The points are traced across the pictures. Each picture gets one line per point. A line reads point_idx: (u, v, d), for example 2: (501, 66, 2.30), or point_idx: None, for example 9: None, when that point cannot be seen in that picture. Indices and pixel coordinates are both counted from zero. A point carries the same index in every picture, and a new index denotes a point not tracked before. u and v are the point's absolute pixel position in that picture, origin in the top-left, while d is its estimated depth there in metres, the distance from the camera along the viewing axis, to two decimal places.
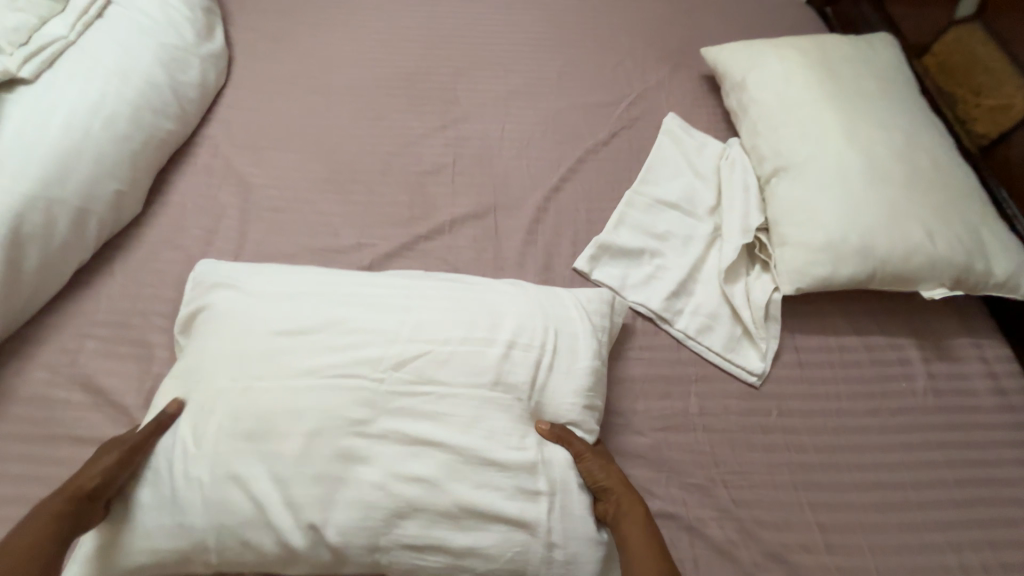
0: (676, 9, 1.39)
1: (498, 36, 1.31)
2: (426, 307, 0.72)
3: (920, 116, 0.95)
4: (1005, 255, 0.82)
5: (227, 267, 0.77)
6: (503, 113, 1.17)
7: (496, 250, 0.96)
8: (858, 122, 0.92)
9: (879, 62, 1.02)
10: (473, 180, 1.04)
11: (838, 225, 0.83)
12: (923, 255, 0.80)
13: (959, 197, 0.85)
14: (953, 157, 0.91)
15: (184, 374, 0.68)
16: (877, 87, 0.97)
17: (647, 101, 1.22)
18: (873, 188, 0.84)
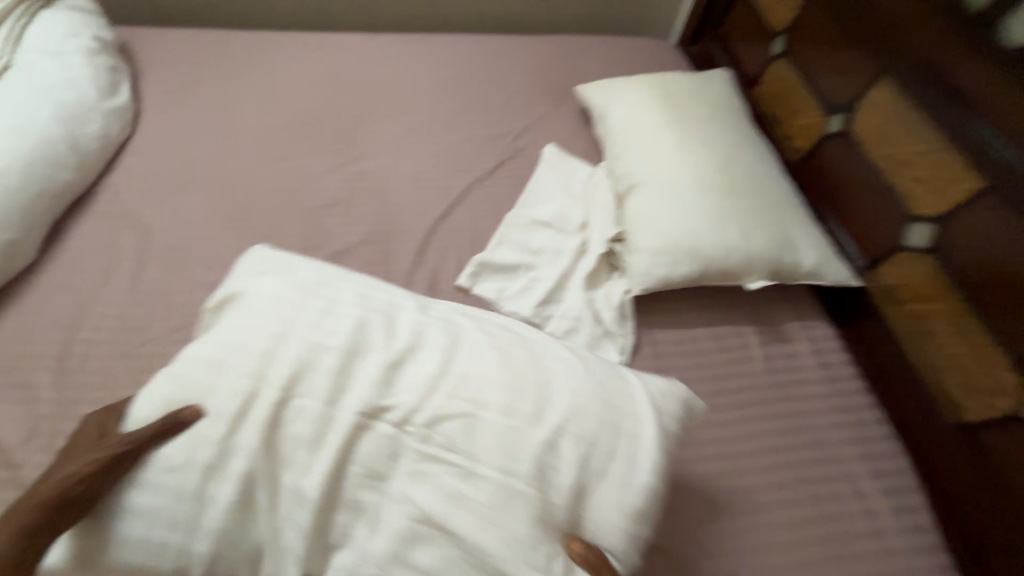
0: (560, 52, 1.57)
1: (399, 79, 1.43)
2: (486, 364, 0.75)
3: (745, 137, 1.12)
4: (813, 249, 0.97)
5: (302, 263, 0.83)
6: (400, 149, 1.28)
7: (384, 274, 1.04)
8: (692, 145, 1.08)
9: (712, 93, 1.20)
10: (367, 212, 1.14)
11: (672, 232, 0.97)
12: (740, 253, 0.94)
13: (771, 202, 1.00)
14: (770, 169, 1.07)
15: (206, 372, 0.69)
16: (710, 115, 1.14)
17: (532, 133, 1.36)
18: (700, 199, 0.99)
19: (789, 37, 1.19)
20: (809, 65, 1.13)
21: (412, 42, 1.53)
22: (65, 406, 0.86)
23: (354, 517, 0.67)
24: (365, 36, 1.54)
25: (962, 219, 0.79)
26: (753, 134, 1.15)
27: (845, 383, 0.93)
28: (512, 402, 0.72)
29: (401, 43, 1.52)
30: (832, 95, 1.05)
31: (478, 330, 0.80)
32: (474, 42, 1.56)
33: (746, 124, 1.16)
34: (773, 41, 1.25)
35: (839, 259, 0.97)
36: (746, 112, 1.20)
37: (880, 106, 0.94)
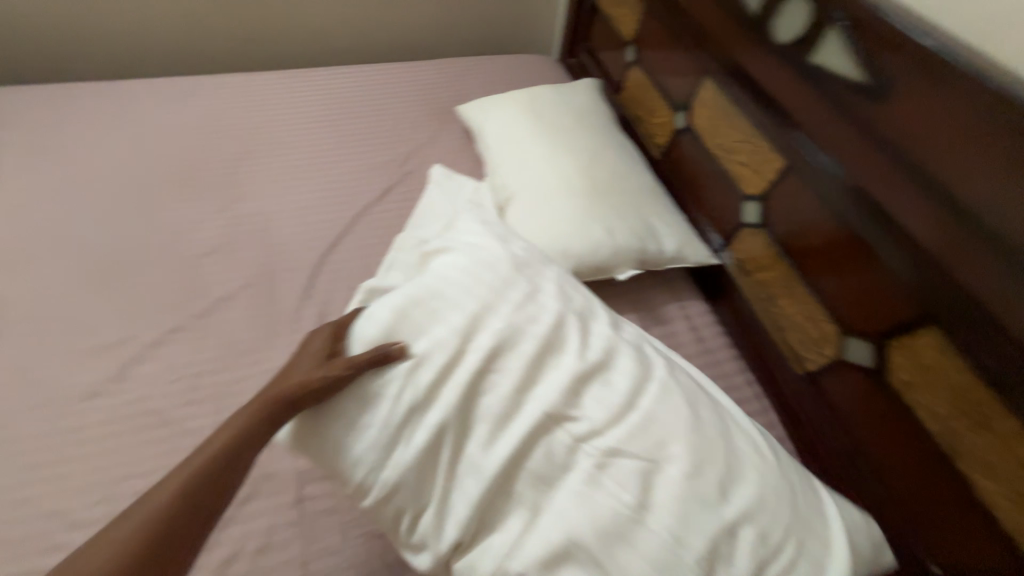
0: (444, 76, 1.64)
1: (281, 118, 1.43)
2: (674, 412, 0.72)
3: (609, 139, 1.21)
4: (674, 235, 1.05)
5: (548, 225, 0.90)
6: (285, 186, 1.27)
7: (270, 314, 1.02)
8: (560, 152, 1.15)
9: (577, 101, 1.29)
10: (251, 254, 1.12)
11: (544, 236, 1.03)
12: (606, 248, 1.01)
13: (632, 197, 1.09)
14: (633, 167, 1.16)
15: (415, 320, 0.75)
16: (576, 122, 1.22)
17: (420, 156, 1.39)
18: (569, 203, 1.06)
19: (638, 46, 1.32)
20: (655, 69, 1.25)
21: (294, 79, 1.54)
22: None
23: (529, 514, 0.67)
24: (243, 77, 1.53)
25: (779, 194, 0.90)
26: (617, 135, 1.24)
27: (718, 353, 1.01)
28: (698, 464, 0.69)
29: (281, 83, 1.52)
30: (676, 97, 1.17)
31: (718, 420, 0.74)
32: (357, 74, 1.59)
33: (610, 127, 1.25)
34: (627, 50, 1.38)
35: (697, 242, 1.07)
36: (611, 116, 1.30)
37: (710, 102, 1.05)
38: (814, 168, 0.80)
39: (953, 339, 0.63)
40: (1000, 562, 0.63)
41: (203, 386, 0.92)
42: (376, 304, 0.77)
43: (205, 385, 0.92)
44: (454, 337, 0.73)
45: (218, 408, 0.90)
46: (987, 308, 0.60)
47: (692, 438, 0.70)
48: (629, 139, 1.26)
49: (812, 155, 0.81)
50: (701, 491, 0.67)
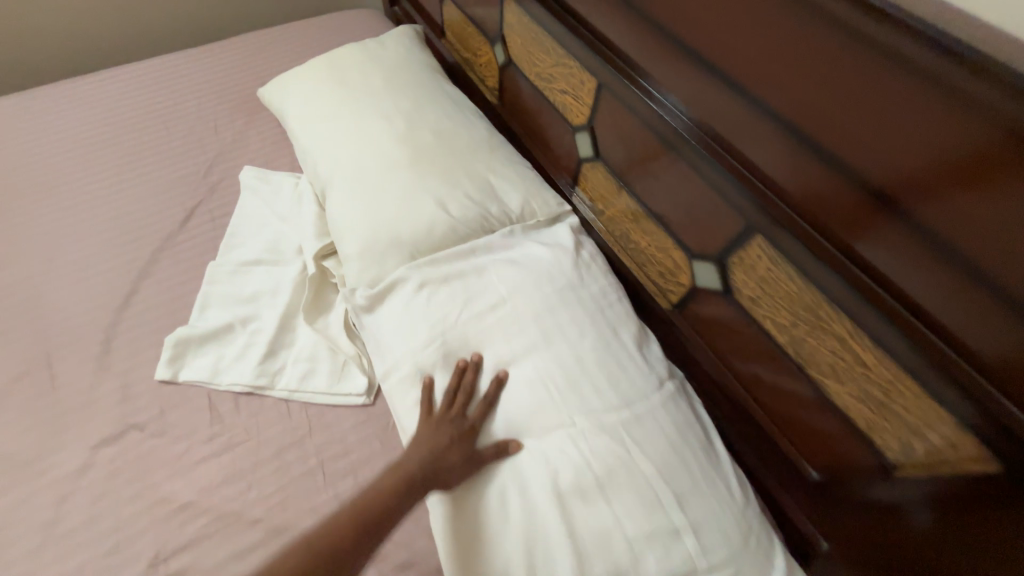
0: (242, 57, 1.37)
1: (32, 152, 1.14)
2: (668, 417, 0.70)
3: (428, 92, 1.04)
4: (515, 189, 0.94)
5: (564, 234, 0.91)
6: (53, 238, 1.02)
7: (54, 404, 0.82)
8: (371, 121, 0.98)
9: (388, 55, 1.10)
10: (18, 334, 0.89)
11: (370, 228, 0.88)
12: (443, 225, 0.88)
13: (464, 156, 0.95)
14: (460, 120, 1.01)
15: (485, 278, 0.83)
16: (386, 81, 1.04)
17: (227, 160, 1.16)
18: (390, 180, 0.91)
19: None
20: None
21: (44, 100, 1.23)
22: None
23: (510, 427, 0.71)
24: None
25: (603, 120, 0.80)
26: (439, 86, 1.07)
27: None
28: (672, 468, 0.66)
29: (26, 108, 1.21)
30: (489, 30, 1.02)
31: (707, 435, 0.72)
32: (129, 77, 1.29)
33: (429, 78, 1.08)
34: None
35: (543, 190, 0.96)
36: (431, 64, 1.12)
37: (517, 28, 0.92)
38: (621, 84, 0.73)
39: (772, 243, 0.60)
40: (846, 443, 0.62)
41: None
42: (531, 247, 0.88)
43: None
44: (551, 293, 0.80)
45: None
46: (789, 199, 0.58)
47: (673, 440, 0.68)
48: (456, 88, 1.10)
49: (617, 69, 0.73)
50: (659, 487, 0.64)
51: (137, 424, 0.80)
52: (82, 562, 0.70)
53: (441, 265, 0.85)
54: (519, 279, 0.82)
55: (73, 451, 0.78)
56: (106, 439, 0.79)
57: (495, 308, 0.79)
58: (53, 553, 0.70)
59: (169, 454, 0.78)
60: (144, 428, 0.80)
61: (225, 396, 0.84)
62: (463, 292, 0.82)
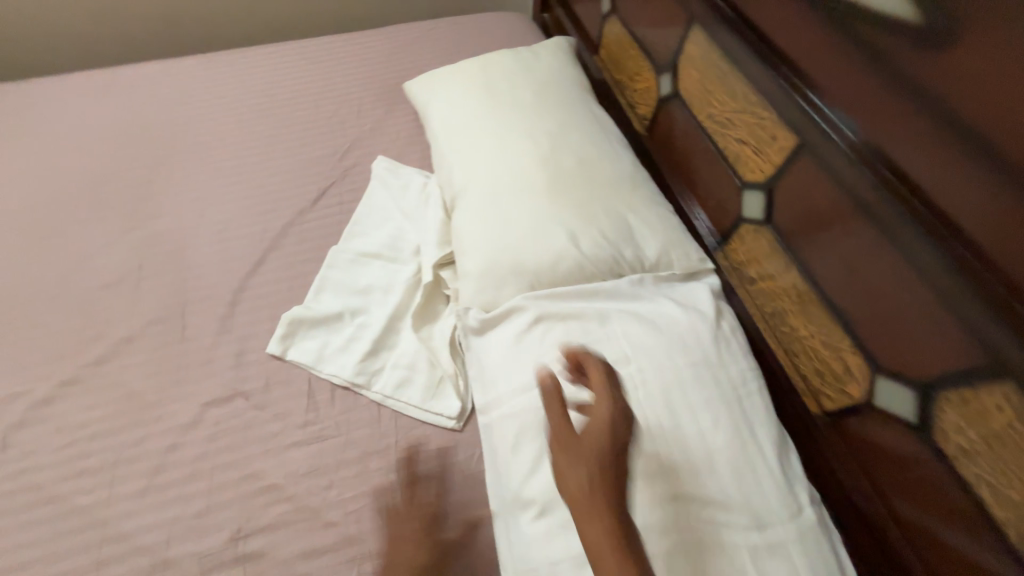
0: (391, 47, 1.40)
1: (203, 113, 1.24)
2: (802, 553, 0.60)
3: (575, 112, 0.98)
4: (656, 234, 0.85)
5: (702, 296, 0.80)
6: (205, 195, 1.10)
7: (179, 355, 0.87)
8: (514, 135, 0.93)
9: (540, 67, 1.05)
10: (162, 281, 0.96)
11: (494, 248, 0.84)
12: (570, 260, 0.81)
13: (606, 188, 0.87)
14: (604, 147, 0.93)
15: (608, 329, 0.75)
16: (533, 94, 0.99)
17: (363, 147, 1.19)
18: (524, 201, 0.86)
19: None
20: (636, 18, 1.00)
21: (220, 65, 1.34)
22: None
23: None
24: (161, 66, 1.34)
25: (789, 182, 0.68)
26: (586, 107, 1.00)
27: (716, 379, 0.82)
28: None
29: (204, 70, 1.33)
30: (656, 55, 0.93)
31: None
32: (292, 53, 1.37)
33: (577, 97, 1.02)
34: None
35: (686, 242, 0.86)
36: (582, 82, 1.06)
37: (696, 59, 0.82)
38: (834, 148, 0.61)
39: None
40: None
41: (95, 452, 0.78)
42: (664, 302, 0.79)
43: (98, 450, 0.78)
44: (683, 365, 0.70)
45: (111, 477, 0.76)
46: None
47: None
48: (604, 112, 1.03)
49: (832, 129, 0.61)
50: None
51: (243, 393, 0.83)
52: (179, 516, 0.74)
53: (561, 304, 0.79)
54: (647, 339, 0.73)
55: (187, 404, 0.82)
56: (216, 402, 0.82)
57: (615, 365, 0.72)
58: (157, 499, 0.75)
59: (265, 430, 0.80)
60: (249, 398, 0.83)
61: (324, 385, 0.85)
62: (582, 338, 0.75)
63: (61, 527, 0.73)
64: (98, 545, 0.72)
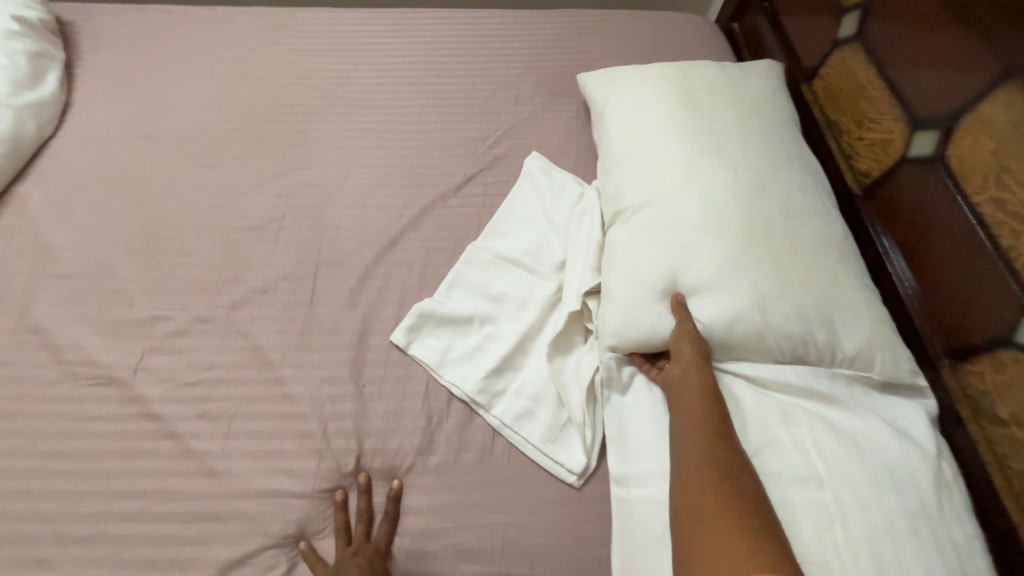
0: (560, 33, 1.30)
1: (363, 69, 1.22)
2: None
3: (780, 150, 0.82)
4: (864, 322, 0.68)
5: (912, 420, 0.63)
6: (353, 155, 1.07)
7: (306, 319, 0.85)
8: (705, 161, 0.80)
9: (752, 87, 0.91)
10: (300, 236, 0.95)
11: (659, 281, 0.72)
12: (750, 325, 0.67)
13: (809, 252, 0.72)
14: (811, 200, 0.78)
15: (794, 433, 0.61)
16: (733, 118, 0.85)
17: (516, 136, 1.11)
18: (705, 237, 0.73)
19: (863, 13, 0.88)
20: (893, 53, 0.81)
21: (386, 23, 1.30)
22: None
23: None
24: (332, 14, 1.33)
25: None
26: (793, 145, 0.84)
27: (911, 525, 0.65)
28: None
29: (370, 26, 1.30)
30: (918, 105, 0.75)
31: None
32: (459, 22, 1.31)
33: (784, 133, 0.86)
34: (840, 16, 0.94)
35: (898, 345, 0.68)
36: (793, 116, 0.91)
37: (1000, 125, 0.63)
38: None
39: None
40: None
41: (217, 399, 0.77)
42: (870, 418, 0.62)
43: (219, 397, 0.78)
44: (894, 507, 0.55)
45: (226, 428, 0.75)
46: None
47: None
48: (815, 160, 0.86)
49: None
50: None
51: (362, 377, 0.79)
52: (284, 490, 0.71)
53: (733, 386, 0.66)
54: (847, 460, 0.58)
55: (307, 374, 0.80)
56: (335, 380, 0.79)
57: (803, 483, 0.57)
58: (264, 466, 0.73)
59: (378, 424, 0.76)
60: (367, 384, 0.79)
61: (441, 393, 0.78)
62: (760, 435, 0.61)
63: (177, 467, 0.73)
64: (204, 496, 0.71)
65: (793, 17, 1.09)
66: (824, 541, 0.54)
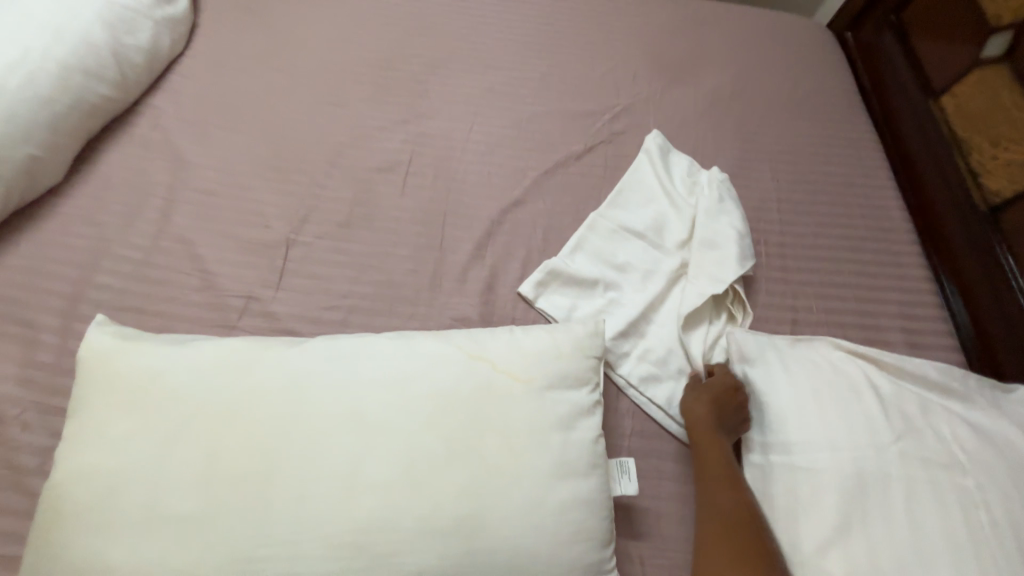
0: (679, 18, 1.28)
1: (484, 28, 1.21)
2: None
3: (131, 376, 0.57)
4: (553, 366, 0.63)
5: (1018, 407, 0.70)
6: (476, 112, 1.08)
7: (436, 264, 0.87)
8: (171, 444, 0.54)
9: (103, 371, 0.58)
10: (427, 184, 0.96)
11: (428, 532, 0.53)
12: (519, 475, 0.56)
13: (526, 454, 0.57)
14: (182, 357, 0.59)
15: (934, 415, 0.65)
16: (74, 464, 0.54)
17: (634, 114, 1.11)
18: (417, 485, 0.54)
19: (1014, 36, 0.90)
20: None
21: None
22: (62, 358, 0.73)
23: None
24: None
25: None
26: (86, 419, 0.56)
27: None
28: None
29: None
30: None
31: None
32: None
33: (82, 418, 0.56)
34: (987, 36, 0.95)
35: (564, 332, 0.66)
36: (105, 366, 0.58)
37: None
38: None
39: None
40: None
41: (352, 326, 0.81)
42: (1004, 420, 0.66)
43: (356, 326, 0.81)
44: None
45: None
46: None
47: None
48: (152, 366, 0.58)
49: None
50: None
51: (491, 324, 0.83)
52: None
53: (871, 375, 0.69)
54: (983, 449, 0.62)
55: (439, 315, 0.83)
56: (465, 322, 0.82)
57: (948, 468, 0.60)
58: None
59: None
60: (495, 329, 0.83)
61: None
62: (903, 421, 0.64)
63: None
64: None
65: (923, 33, 1.11)
66: (972, 521, 0.57)
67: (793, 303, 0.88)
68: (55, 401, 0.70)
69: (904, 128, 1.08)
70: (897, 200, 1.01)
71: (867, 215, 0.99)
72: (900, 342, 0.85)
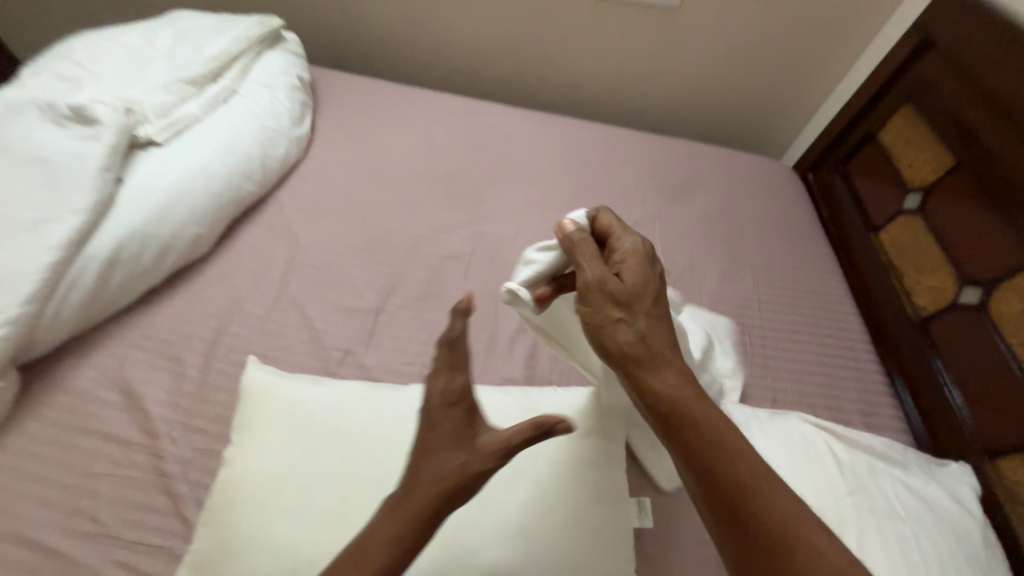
0: (679, 155, 1.66)
1: (527, 154, 1.57)
2: None
3: (284, 403, 0.78)
4: (586, 418, 0.85)
5: (946, 477, 0.89)
6: (521, 218, 1.39)
7: (490, 334, 1.11)
8: (308, 458, 0.72)
9: (264, 398, 0.79)
10: (483, 271, 1.23)
11: (499, 530, 0.74)
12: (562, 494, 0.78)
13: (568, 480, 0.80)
14: (321, 392, 0.80)
15: (880, 477, 0.85)
16: (240, 465, 0.72)
17: (644, 227, 1.42)
18: (491, 496, 0.76)
19: (923, 195, 1.22)
20: (946, 229, 1.14)
21: (546, 124, 1.69)
22: (202, 388, 0.94)
23: None
24: (504, 110, 1.72)
25: None
26: (249, 432, 0.75)
27: None
28: None
29: (533, 123, 1.68)
30: (968, 267, 1.07)
31: None
32: (600, 134, 1.69)
33: (246, 432, 0.75)
34: (905, 192, 1.28)
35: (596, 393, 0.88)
36: (264, 395, 0.79)
37: None
38: None
39: None
40: None
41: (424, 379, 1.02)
42: (934, 485, 0.86)
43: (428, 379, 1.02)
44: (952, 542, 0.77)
45: None
46: None
47: None
48: (301, 396, 0.79)
49: None
50: None
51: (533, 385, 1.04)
52: None
53: (831, 443, 0.89)
54: (917, 506, 0.81)
55: (492, 375, 1.04)
56: (513, 381, 1.04)
57: (891, 518, 0.79)
58: None
59: None
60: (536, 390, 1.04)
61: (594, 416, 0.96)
62: (855, 480, 0.83)
63: None
64: None
65: (863, 183, 1.46)
66: (909, 561, 0.74)
67: (772, 385, 1.10)
68: (195, 421, 0.89)
69: (855, 252, 1.38)
70: (851, 308, 1.28)
71: (828, 318, 1.25)
72: (859, 422, 1.06)
